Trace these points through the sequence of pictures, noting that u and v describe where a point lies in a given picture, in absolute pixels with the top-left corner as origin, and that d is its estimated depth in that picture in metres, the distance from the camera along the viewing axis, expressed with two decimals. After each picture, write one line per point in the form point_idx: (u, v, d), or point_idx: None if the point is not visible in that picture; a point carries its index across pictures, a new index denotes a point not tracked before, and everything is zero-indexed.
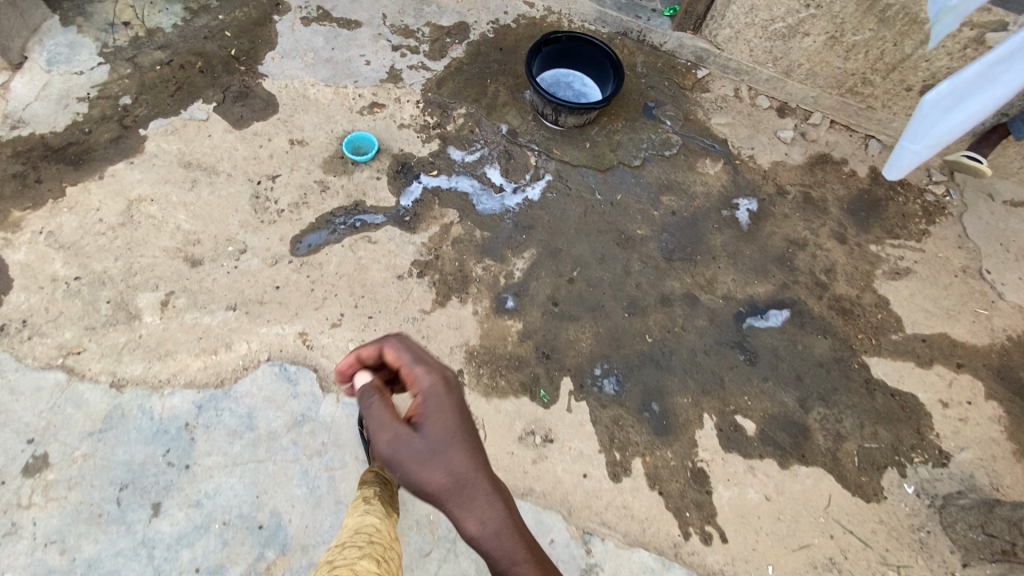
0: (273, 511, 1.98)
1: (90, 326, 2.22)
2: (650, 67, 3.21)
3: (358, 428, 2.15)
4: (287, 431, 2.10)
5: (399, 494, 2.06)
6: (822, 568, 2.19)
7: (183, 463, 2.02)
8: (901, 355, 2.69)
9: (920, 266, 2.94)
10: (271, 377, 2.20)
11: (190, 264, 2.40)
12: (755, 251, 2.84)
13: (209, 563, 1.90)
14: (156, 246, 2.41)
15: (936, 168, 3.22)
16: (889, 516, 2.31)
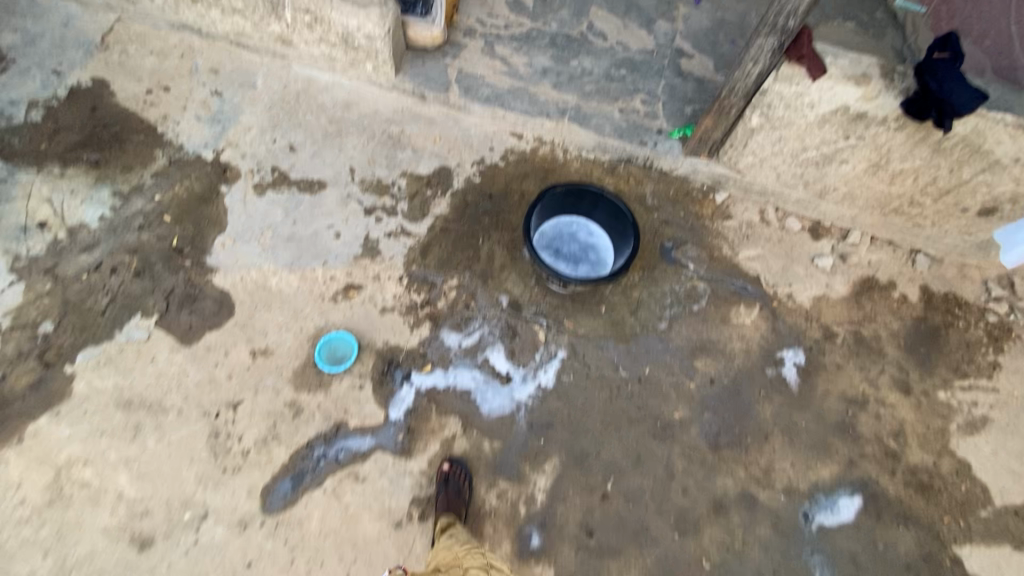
0: None
1: None
2: (662, 196, 2.81)
3: None
4: None
5: None
6: None
7: None
8: (995, 538, 2.31)
9: (997, 411, 2.56)
10: None
11: (139, 548, 1.96)
12: (811, 420, 2.43)
13: None
14: (95, 529, 1.96)
15: (994, 280, 2.85)
16: None
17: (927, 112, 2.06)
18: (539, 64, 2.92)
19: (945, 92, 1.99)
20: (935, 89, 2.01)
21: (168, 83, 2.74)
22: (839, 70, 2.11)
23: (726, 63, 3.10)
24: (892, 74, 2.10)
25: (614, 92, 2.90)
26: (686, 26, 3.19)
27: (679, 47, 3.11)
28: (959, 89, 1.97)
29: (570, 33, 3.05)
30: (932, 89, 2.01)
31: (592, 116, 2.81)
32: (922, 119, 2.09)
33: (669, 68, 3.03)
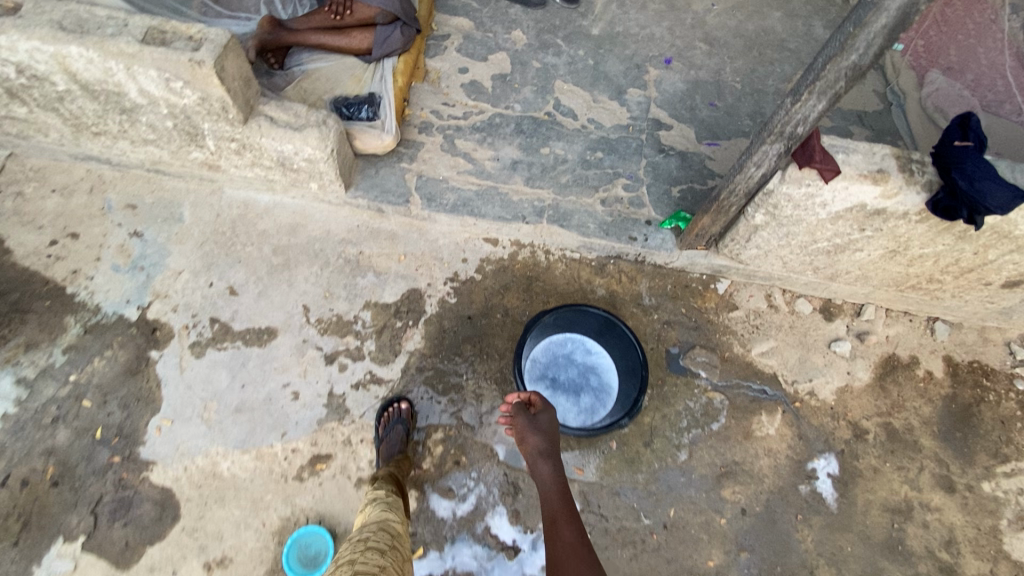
0: None
1: None
2: (660, 293, 2.52)
3: None
4: None
5: None
6: None
7: None
8: None
9: None
10: None
11: None
12: (855, 543, 2.19)
13: None
14: None
15: (1017, 341, 2.66)
16: None
17: (960, 213, 1.82)
18: (507, 157, 2.64)
19: (978, 193, 1.74)
20: (965, 190, 1.77)
21: (76, 228, 2.32)
22: (854, 169, 1.86)
23: (707, 131, 2.86)
24: (909, 165, 1.89)
25: (592, 181, 2.63)
26: (658, 93, 2.95)
27: (654, 118, 2.86)
28: (996, 189, 1.71)
29: (536, 117, 2.78)
30: (961, 189, 1.78)
31: (572, 213, 2.53)
32: (955, 219, 1.86)
33: (648, 144, 2.77)
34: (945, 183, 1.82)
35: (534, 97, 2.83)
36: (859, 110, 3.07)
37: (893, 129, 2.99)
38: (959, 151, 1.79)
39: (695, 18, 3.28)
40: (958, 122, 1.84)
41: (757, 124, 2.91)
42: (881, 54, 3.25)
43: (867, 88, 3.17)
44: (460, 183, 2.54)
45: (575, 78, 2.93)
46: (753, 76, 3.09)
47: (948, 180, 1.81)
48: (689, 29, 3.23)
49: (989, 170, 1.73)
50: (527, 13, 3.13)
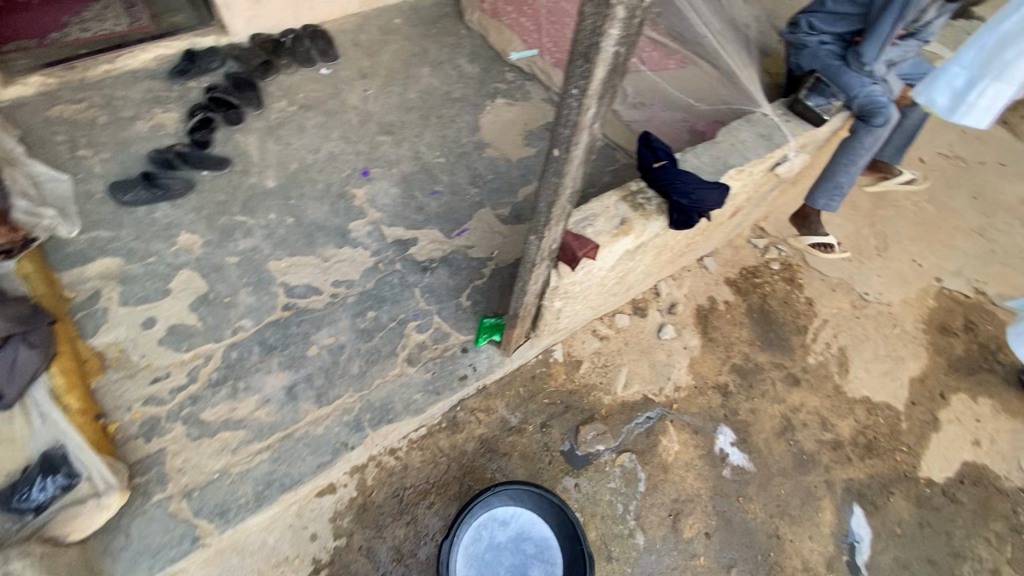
0: None
1: None
2: (517, 402, 2.40)
3: None
4: None
5: None
6: None
7: None
8: (923, 433, 2.69)
9: (841, 336, 2.95)
10: None
11: None
12: (781, 480, 2.45)
13: None
14: None
15: (751, 235, 3.24)
16: None
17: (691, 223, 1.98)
18: (278, 389, 2.15)
19: (702, 202, 1.95)
20: (691, 205, 1.95)
21: None
22: (602, 235, 1.93)
23: (448, 221, 2.73)
24: (638, 202, 2.04)
25: (383, 346, 2.30)
26: (379, 212, 2.71)
27: (393, 239, 2.63)
28: (710, 193, 1.96)
29: (276, 319, 2.31)
30: (688, 205, 1.95)
31: (389, 396, 2.19)
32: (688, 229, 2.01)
33: (406, 271, 2.54)
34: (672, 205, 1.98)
35: (259, 300, 2.35)
36: (544, 122, 3.27)
37: None
38: (669, 174, 2.00)
39: (358, 114, 3.07)
40: (649, 152, 2.07)
41: (481, 188, 2.89)
42: (527, 64, 3.48)
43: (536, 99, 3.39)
44: (245, 460, 2.00)
45: (287, 249, 2.51)
46: (446, 142, 3.05)
47: (673, 201, 1.97)
48: (360, 128, 3.01)
49: (697, 181, 1.97)
50: (179, 208, 2.54)
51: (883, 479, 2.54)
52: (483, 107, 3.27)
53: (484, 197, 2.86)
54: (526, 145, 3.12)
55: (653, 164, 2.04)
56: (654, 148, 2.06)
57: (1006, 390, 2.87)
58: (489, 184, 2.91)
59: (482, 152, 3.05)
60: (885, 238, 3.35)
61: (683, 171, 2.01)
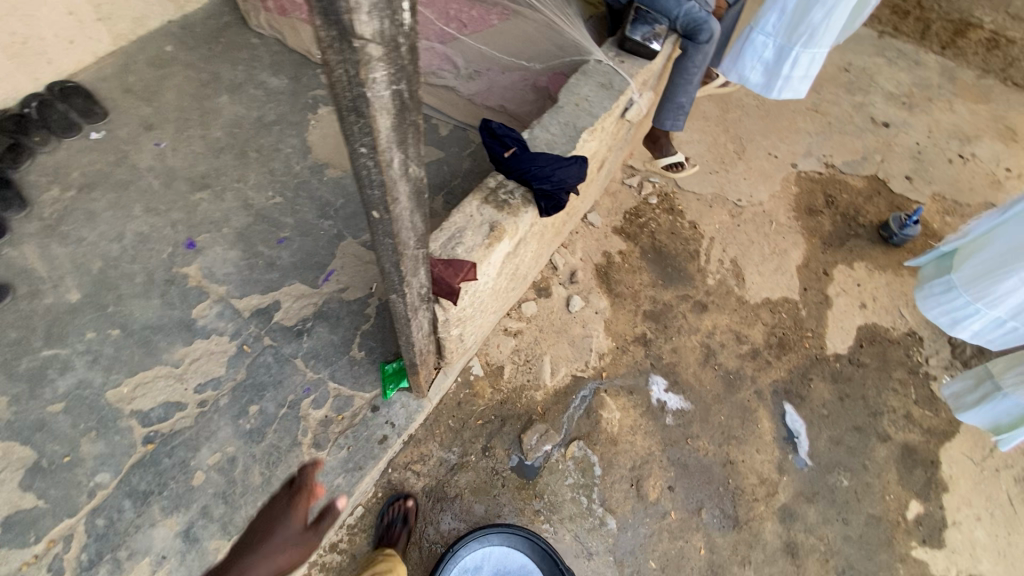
0: None
1: None
2: (451, 436, 2.21)
3: None
4: None
5: None
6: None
7: None
8: (820, 313, 2.89)
9: (729, 248, 3.05)
10: None
11: None
12: (719, 407, 2.53)
13: None
14: None
15: (623, 176, 3.20)
16: None
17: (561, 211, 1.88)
18: (172, 539, 1.81)
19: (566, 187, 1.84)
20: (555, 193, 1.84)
21: None
22: (475, 250, 1.73)
23: (309, 269, 2.39)
24: (500, 200, 1.86)
25: (281, 440, 2.01)
26: (224, 285, 2.30)
27: (252, 311, 2.25)
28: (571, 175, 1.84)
29: (140, 459, 1.92)
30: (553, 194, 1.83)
31: (308, 493, 1.93)
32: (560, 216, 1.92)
33: (280, 342, 2.20)
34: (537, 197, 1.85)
35: (111, 444, 1.94)
36: None
37: None
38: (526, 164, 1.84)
39: (157, 175, 2.54)
40: (496, 142, 1.88)
41: (334, 219, 2.56)
42: None
43: None
44: None
45: (125, 369, 2.07)
46: (277, 177, 2.64)
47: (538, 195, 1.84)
48: (166, 192, 2.50)
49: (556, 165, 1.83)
50: None
51: (801, 369, 2.71)
52: (307, 124, 2.86)
53: (340, 228, 2.53)
54: None
55: (505, 157, 1.86)
56: (501, 138, 1.88)
57: (872, 249, 3.15)
58: (342, 212, 2.58)
59: (322, 176, 2.69)
60: (740, 139, 3.47)
61: (538, 157, 1.85)
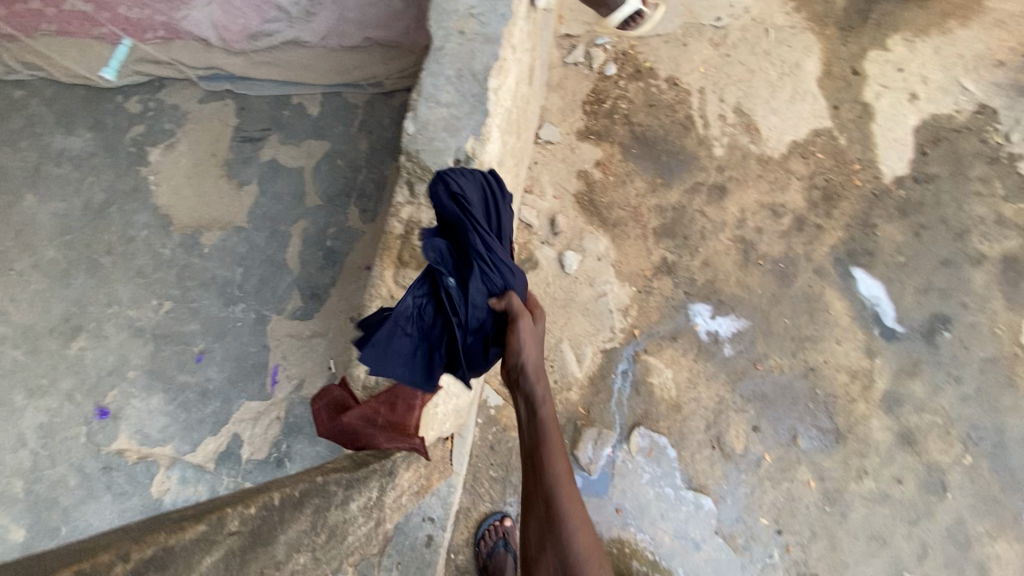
0: None
1: None
2: (499, 486, 1.88)
3: None
4: None
5: None
6: None
7: None
8: (862, 132, 2.24)
9: (726, 94, 2.31)
10: None
11: None
12: (777, 309, 2.09)
13: None
14: None
15: (561, 55, 2.39)
16: None
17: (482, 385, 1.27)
18: None
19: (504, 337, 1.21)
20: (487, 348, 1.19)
21: None
22: (417, 356, 1.20)
23: (248, 377, 1.90)
24: (418, 249, 1.25)
25: None
26: (168, 443, 1.86)
27: (216, 460, 1.84)
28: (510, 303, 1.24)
29: None
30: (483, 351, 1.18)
31: None
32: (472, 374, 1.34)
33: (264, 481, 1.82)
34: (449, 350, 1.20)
35: None
36: (232, 136, 2.16)
37: (275, 103, 2.18)
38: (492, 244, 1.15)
39: (13, 343, 1.95)
40: (455, 210, 1.16)
41: (245, 299, 1.98)
42: (137, 71, 2.19)
43: (193, 108, 2.19)
44: None
45: None
46: (151, 277, 2.01)
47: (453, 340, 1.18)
48: (37, 360, 1.93)
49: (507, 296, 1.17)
50: None
51: (858, 216, 2.17)
52: (147, 184, 2.11)
53: (257, 308, 1.96)
54: (243, 191, 2.09)
55: (445, 202, 1.17)
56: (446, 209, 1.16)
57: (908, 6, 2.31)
58: (249, 286, 1.99)
59: (203, 248, 2.03)
60: None
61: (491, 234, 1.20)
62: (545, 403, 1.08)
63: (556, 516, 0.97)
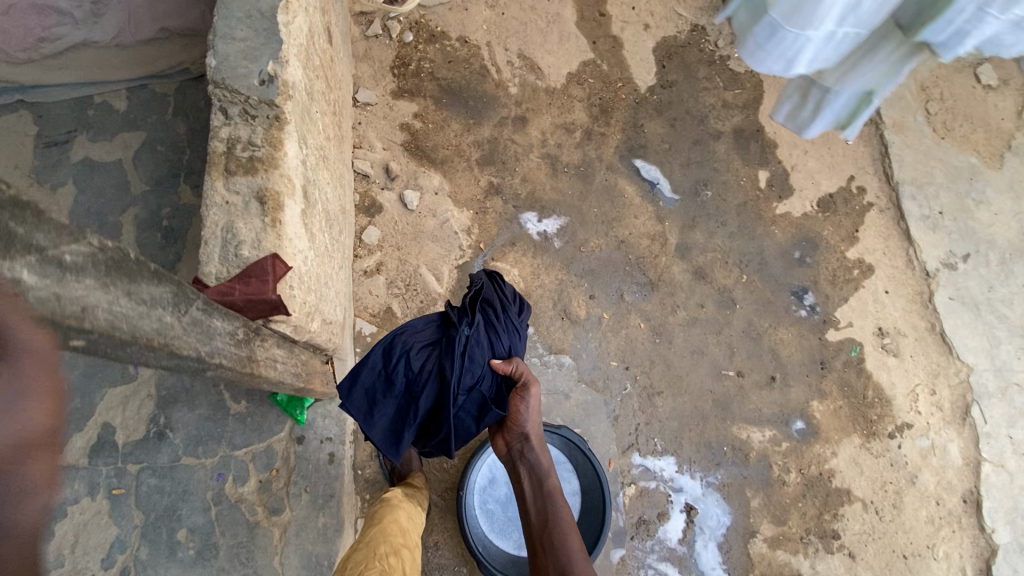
0: None
1: None
2: None
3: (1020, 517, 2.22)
4: None
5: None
6: None
7: None
8: (618, 58, 2.80)
9: (509, 44, 2.75)
10: None
11: None
12: (587, 202, 2.55)
13: None
14: None
15: (362, 31, 2.66)
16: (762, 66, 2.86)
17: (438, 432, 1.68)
18: None
19: (479, 386, 1.67)
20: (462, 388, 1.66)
21: None
22: (262, 240, 1.35)
23: (105, 366, 1.85)
24: (242, 161, 1.41)
25: (236, 536, 1.74)
26: None
27: (89, 454, 1.77)
28: (485, 394, 1.69)
29: None
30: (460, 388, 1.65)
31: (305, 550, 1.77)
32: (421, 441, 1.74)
33: (147, 458, 1.79)
34: (435, 388, 1.64)
35: None
36: (34, 144, 2.10)
37: (77, 105, 2.17)
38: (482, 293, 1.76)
39: None
40: (484, 280, 1.81)
41: None
42: None
43: None
44: None
45: None
46: None
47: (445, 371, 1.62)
48: None
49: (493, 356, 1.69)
50: None
51: (630, 121, 2.72)
52: None
53: None
54: (60, 194, 2.05)
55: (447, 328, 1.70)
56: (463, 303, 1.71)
57: None
58: None
59: None
60: None
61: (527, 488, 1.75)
62: (551, 476, 1.77)
63: (555, 528, 1.64)
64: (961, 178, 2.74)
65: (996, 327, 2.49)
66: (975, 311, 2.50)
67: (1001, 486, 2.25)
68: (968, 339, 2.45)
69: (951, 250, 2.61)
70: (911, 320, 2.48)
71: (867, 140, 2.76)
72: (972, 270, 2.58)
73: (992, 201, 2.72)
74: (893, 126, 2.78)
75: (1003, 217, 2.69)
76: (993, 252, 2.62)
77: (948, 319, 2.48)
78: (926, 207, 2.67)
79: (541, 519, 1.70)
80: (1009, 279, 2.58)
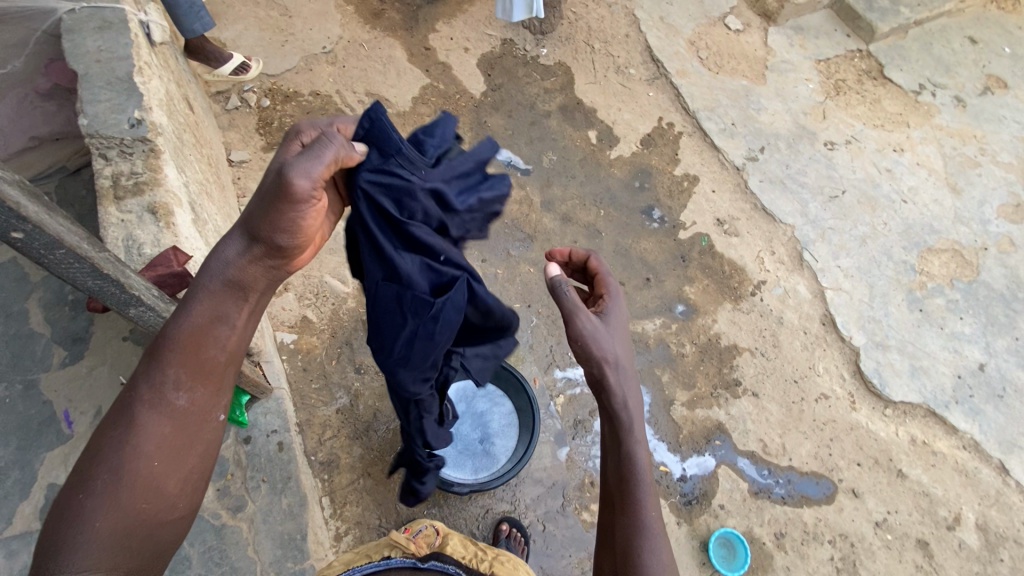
0: (945, 323, 2.76)
1: (1000, 541, 2.33)
2: (326, 392, 2.25)
3: (865, 322, 2.73)
4: (916, 359, 2.66)
5: (851, 274, 2.86)
6: (625, 71, 3.45)
7: (983, 392, 2.61)
8: (450, 75, 3.30)
9: (354, 87, 3.18)
10: (917, 411, 2.55)
11: (921, 542, 2.30)
12: None
13: (975, 329, 2.76)
14: None
15: (222, 108, 3.00)
16: (566, 54, 3.47)
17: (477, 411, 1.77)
18: None
19: (407, 275, 1.26)
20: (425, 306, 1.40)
21: None
22: (161, 238, 1.60)
23: (40, 434, 1.90)
24: (128, 188, 1.66)
25: (205, 541, 1.78)
26: None
27: (38, 517, 1.79)
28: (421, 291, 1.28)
29: None
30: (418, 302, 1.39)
31: (276, 532, 1.87)
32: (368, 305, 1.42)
33: None
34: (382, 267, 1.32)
35: None
36: None
37: None
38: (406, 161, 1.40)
39: None
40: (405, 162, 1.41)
41: (4, 377, 1.97)
42: None
43: None
44: None
45: None
46: None
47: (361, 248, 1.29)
48: None
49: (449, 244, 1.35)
50: None
51: (474, 120, 3.19)
52: None
53: (21, 378, 1.97)
54: None
55: None
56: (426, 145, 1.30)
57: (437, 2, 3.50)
58: (2, 365, 1.99)
59: None
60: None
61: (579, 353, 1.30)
62: (632, 431, 1.19)
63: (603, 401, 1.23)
64: (739, 96, 3.40)
65: (800, 193, 3.11)
66: (780, 185, 3.12)
67: (845, 303, 2.77)
68: (782, 206, 3.05)
69: (751, 147, 3.23)
70: (739, 205, 3.05)
71: (662, 88, 3.41)
72: (771, 157, 3.21)
73: (767, 107, 3.38)
74: (678, 72, 3.45)
75: (779, 114, 3.35)
76: (782, 140, 3.27)
77: (764, 197, 3.07)
78: (722, 123, 3.30)
79: (620, 480, 1.18)
80: (800, 156, 3.22)
